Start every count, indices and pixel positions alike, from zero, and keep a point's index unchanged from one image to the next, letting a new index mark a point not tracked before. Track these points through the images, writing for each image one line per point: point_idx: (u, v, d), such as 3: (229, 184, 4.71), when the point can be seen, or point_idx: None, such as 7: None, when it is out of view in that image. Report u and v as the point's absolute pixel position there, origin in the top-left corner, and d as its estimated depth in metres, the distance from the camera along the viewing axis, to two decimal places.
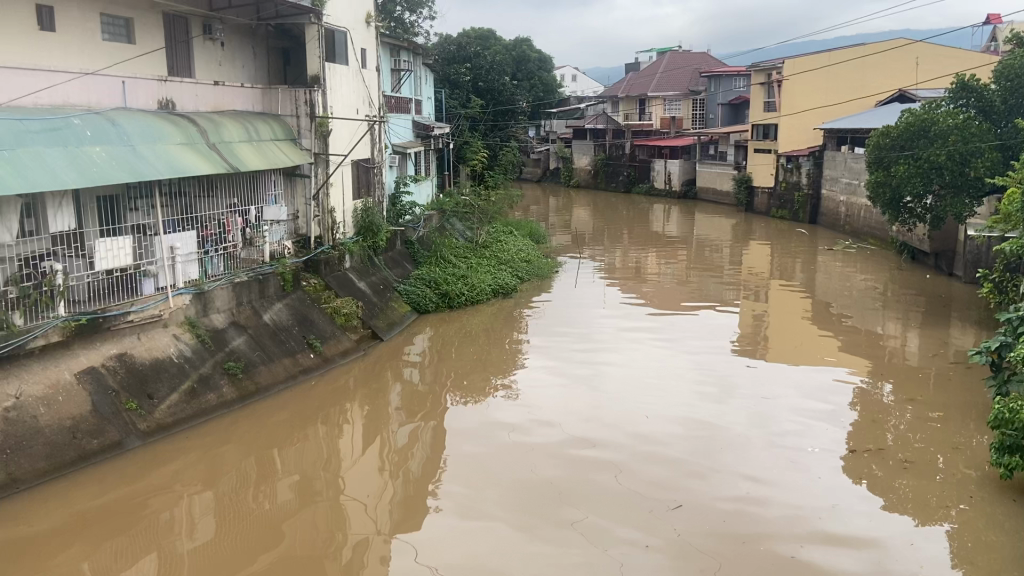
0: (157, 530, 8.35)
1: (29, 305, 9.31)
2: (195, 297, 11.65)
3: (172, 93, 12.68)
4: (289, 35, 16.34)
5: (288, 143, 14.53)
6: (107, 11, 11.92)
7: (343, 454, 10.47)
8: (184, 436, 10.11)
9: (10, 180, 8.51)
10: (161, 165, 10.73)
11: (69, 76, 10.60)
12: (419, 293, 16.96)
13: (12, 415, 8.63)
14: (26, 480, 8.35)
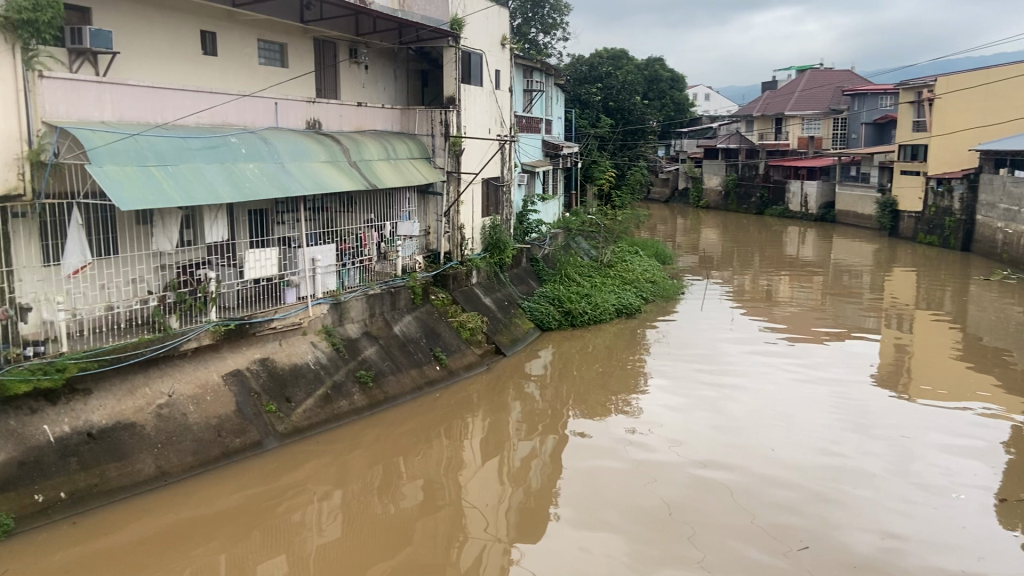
0: (289, 530, 8.76)
1: (184, 310, 10.09)
2: (332, 307, 12.23)
3: (319, 113, 13.31)
4: (428, 58, 16.96)
5: (423, 160, 15.06)
6: (264, 38, 12.79)
7: (464, 465, 10.60)
8: (318, 439, 10.61)
9: (173, 193, 9.25)
10: (307, 182, 11.36)
11: (229, 98, 11.38)
12: (542, 310, 17.09)
13: (164, 412, 9.37)
14: (175, 473, 8.99)
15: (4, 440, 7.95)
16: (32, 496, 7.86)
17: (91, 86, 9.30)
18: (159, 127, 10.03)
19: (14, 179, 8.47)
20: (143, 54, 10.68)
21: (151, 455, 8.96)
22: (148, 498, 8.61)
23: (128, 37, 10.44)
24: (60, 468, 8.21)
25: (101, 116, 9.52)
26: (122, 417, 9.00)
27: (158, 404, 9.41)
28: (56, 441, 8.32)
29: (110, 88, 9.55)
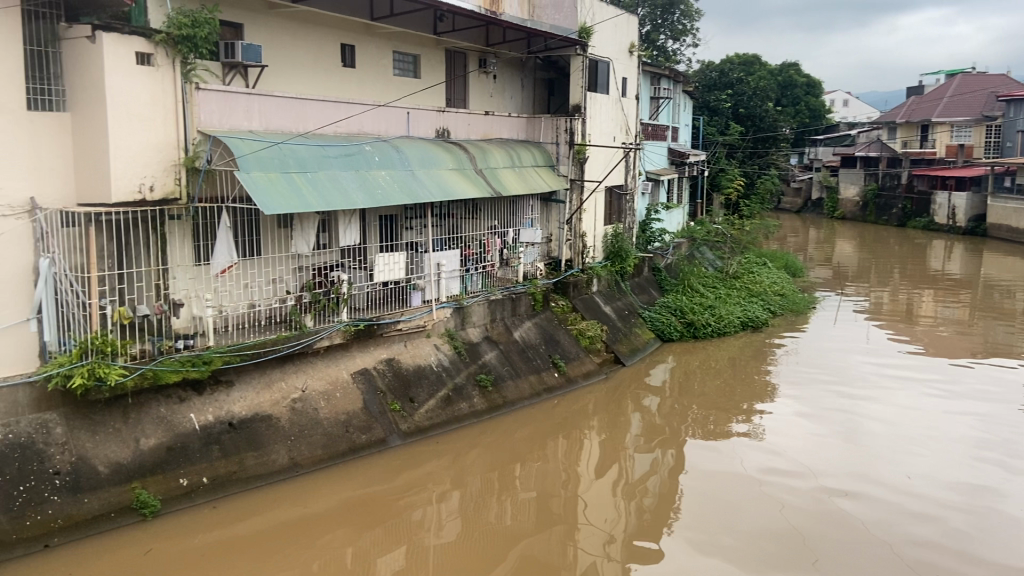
0: (409, 527, 8.99)
1: (318, 309, 10.60)
2: (455, 311, 12.51)
3: (448, 123, 13.57)
4: (555, 67, 17.05)
5: (547, 168, 15.18)
6: (398, 50, 13.29)
7: (581, 473, 10.54)
8: (439, 439, 10.86)
9: (311, 198, 9.73)
10: (435, 189, 11.67)
11: (366, 109, 11.81)
12: (664, 321, 16.81)
13: (298, 406, 9.89)
14: (306, 465, 9.45)
15: (155, 426, 8.70)
16: (178, 480, 8.51)
17: (240, 97, 9.93)
18: (300, 135, 10.58)
19: (171, 183, 9.21)
20: (288, 66, 11.32)
21: (285, 446, 9.46)
22: (280, 487, 9.09)
23: (276, 51, 11.10)
24: (204, 454, 8.83)
25: (249, 125, 10.16)
26: (259, 409, 9.57)
27: (292, 398, 9.93)
28: (201, 429, 8.97)
29: (258, 99, 10.16)
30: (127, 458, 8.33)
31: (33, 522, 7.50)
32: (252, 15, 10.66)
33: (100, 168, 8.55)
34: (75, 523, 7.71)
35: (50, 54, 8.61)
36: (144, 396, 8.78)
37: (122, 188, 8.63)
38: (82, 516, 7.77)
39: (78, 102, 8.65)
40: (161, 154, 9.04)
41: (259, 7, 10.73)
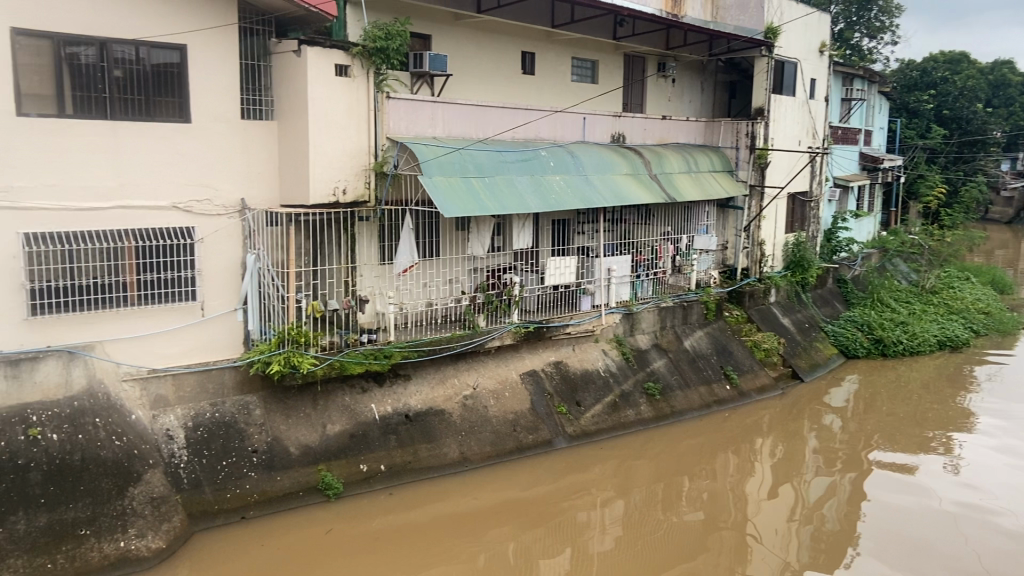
0: (573, 528, 9.05)
1: (491, 310, 10.89)
2: (625, 316, 12.44)
3: (624, 128, 13.41)
4: (738, 69, 16.48)
5: (725, 173, 14.74)
6: (577, 56, 13.42)
7: (752, 490, 10.14)
8: (605, 445, 10.86)
9: (489, 202, 10.02)
10: (609, 194, 11.65)
11: (543, 114, 11.92)
12: (848, 336, 15.80)
13: (469, 403, 10.27)
14: (475, 460, 9.80)
15: (339, 414, 9.38)
16: (358, 465, 9.11)
17: (427, 105, 10.36)
18: (480, 141, 10.89)
19: (362, 187, 9.78)
20: (472, 74, 11.74)
21: (456, 441, 9.86)
22: (450, 480, 9.47)
23: (461, 59, 11.54)
24: (382, 443, 9.41)
25: (433, 131, 10.55)
26: (434, 403, 10.05)
27: (463, 394, 10.33)
28: (380, 419, 9.57)
29: (443, 106, 10.56)
30: (315, 442, 9.05)
31: (232, 494, 8.33)
32: (441, 25, 11.15)
33: (300, 173, 9.28)
34: (268, 499, 8.47)
35: (263, 67, 9.49)
36: (331, 384, 9.50)
37: (319, 191, 9.28)
38: (274, 492, 8.52)
39: (283, 110, 9.43)
40: (353, 159, 9.62)
41: (447, 19, 11.21)
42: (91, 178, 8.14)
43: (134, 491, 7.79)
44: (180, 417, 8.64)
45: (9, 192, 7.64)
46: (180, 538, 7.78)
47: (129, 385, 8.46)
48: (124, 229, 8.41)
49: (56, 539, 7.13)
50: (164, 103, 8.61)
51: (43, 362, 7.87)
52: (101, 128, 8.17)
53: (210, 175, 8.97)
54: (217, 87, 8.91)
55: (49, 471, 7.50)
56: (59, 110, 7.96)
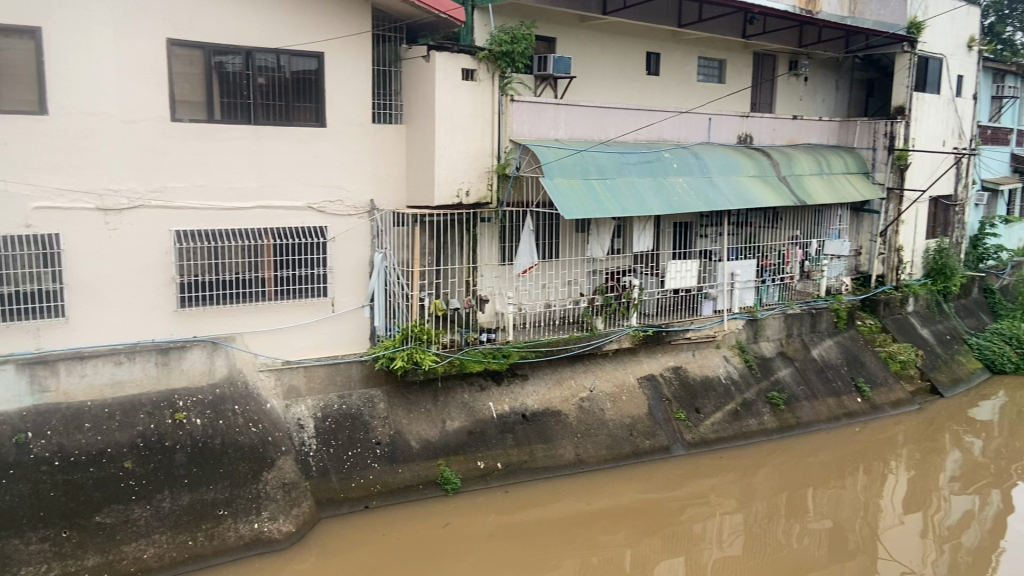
0: (689, 537, 8.92)
1: (609, 313, 10.81)
2: (748, 322, 12.13)
3: (752, 128, 13.02)
4: (876, 66, 15.68)
5: (860, 176, 14.04)
6: (704, 55, 13.16)
7: (882, 508, 9.66)
8: (723, 454, 10.66)
9: (608, 204, 9.99)
10: (733, 197, 11.34)
11: (668, 115, 11.69)
12: (995, 350, 14.71)
13: (586, 405, 10.31)
14: (591, 463, 9.85)
15: (459, 411, 9.62)
16: (476, 462, 9.33)
17: (551, 107, 10.40)
18: (601, 143, 10.80)
19: (484, 188, 9.93)
20: (595, 76, 11.72)
21: (572, 443, 9.93)
22: (566, 481, 9.57)
23: (584, 61, 11.54)
24: (499, 441, 9.59)
25: (555, 133, 10.55)
26: (550, 404, 10.13)
27: (580, 397, 10.36)
28: (498, 417, 9.74)
29: (566, 108, 10.56)
30: (435, 436, 9.33)
31: (357, 484, 8.70)
32: (565, 28, 11.20)
33: (426, 175, 9.52)
34: (390, 490, 8.80)
35: (393, 72, 9.81)
36: (452, 381, 9.73)
37: (443, 192, 9.48)
38: (396, 484, 8.86)
39: (412, 113, 9.69)
40: (477, 161, 9.78)
41: (572, 21, 11.23)
42: (235, 179, 8.67)
43: (268, 476, 8.24)
44: (311, 407, 9.07)
45: (163, 192, 8.25)
46: (309, 522, 8.19)
47: (265, 375, 8.93)
48: (264, 227, 8.90)
49: (197, 517, 7.64)
50: (302, 109, 9.05)
51: (189, 351, 8.46)
52: (245, 132, 8.69)
53: (342, 176, 9.36)
54: (351, 92, 9.29)
55: (193, 453, 8.04)
56: (208, 116, 8.51)
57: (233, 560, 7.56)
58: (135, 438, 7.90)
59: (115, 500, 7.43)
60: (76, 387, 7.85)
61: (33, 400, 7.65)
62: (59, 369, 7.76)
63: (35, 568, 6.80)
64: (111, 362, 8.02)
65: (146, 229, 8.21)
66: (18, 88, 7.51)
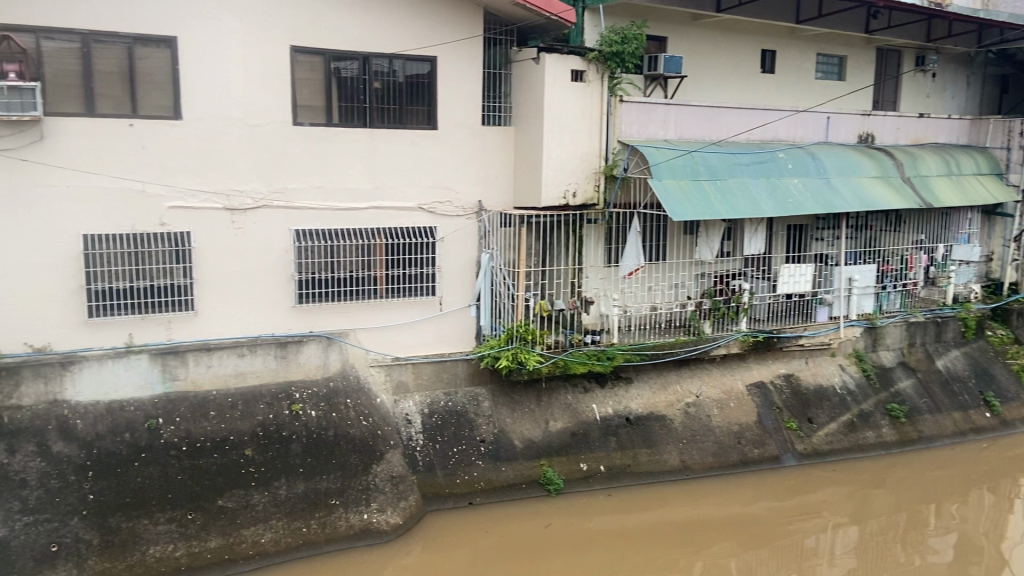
0: (799, 551, 8.63)
1: (716, 317, 10.51)
2: (867, 330, 11.65)
3: (873, 127, 12.43)
4: (1012, 60, 14.70)
5: (992, 176, 13.19)
6: (823, 52, 12.70)
7: (1011, 533, 9.08)
8: (836, 467, 10.29)
9: (719, 205, 9.80)
10: (852, 199, 10.88)
11: (783, 114, 11.31)
12: None
13: (692, 411, 10.16)
14: (696, 470, 9.70)
15: (562, 411, 9.64)
16: (579, 464, 9.34)
17: (661, 107, 10.26)
18: (713, 143, 10.56)
19: (591, 190, 9.88)
20: (706, 75, 11.51)
21: (677, 449, 9.80)
22: (670, 487, 9.47)
23: (695, 60, 11.35)
24: (602, 444, 9.56)
25: (665, 133, 10.40)
26: (655, 409, 10.04)
27: (686, 402, 10.23)
28: (601, 420, 9.72)
29: (677, 108, 10.39)
30: (538, 436, 9.39)
31: (462, 480, 8.85)
32: (675, 26, 11.04)
33: (534, 176, 9.53)
34: (494, 487, 8.91)
35: (503, 75, 9.91)
36: (556, 382, 9.75)
37: (550, 194, 9.50)
38: (500, 482, 8.95)
39: (520, 115, 9.75)
40: (584, 163, 9.74)
41: (684, 19, 11.07)
42: (350, 180, 8.97)
43: (377, 469, 8.47)
44: (418, 403, 9.29)
45: (284, 193, 8.63)
46: (415, 516, 8.39)
47: (375, 370, 9.21)
48: (376, 227, 9.17)
49: (311, 506, 7.95)
50: (415, 112, 9.28)
51: (306, 346, 8.80)
52: (360, 135, 8.98)
53: (452, 178, 9.52)
54: (462, 95, 9.44)
55: (308, 443, 8.37)
56: (326, 119, 8.86)
57: (344, 548, 7.86)
58: (255, 427, 8.29)
59: (236, 485, 7.83)
60: (202, 376, 8.32)
61: (164, 387, 8.15)
62: (188, 359, 8.23)
63: (164, 547, 7.23)
64: (234, 354, 8.45)
65: (268, 228, 8.60)
66: (155, 94, 8.01)
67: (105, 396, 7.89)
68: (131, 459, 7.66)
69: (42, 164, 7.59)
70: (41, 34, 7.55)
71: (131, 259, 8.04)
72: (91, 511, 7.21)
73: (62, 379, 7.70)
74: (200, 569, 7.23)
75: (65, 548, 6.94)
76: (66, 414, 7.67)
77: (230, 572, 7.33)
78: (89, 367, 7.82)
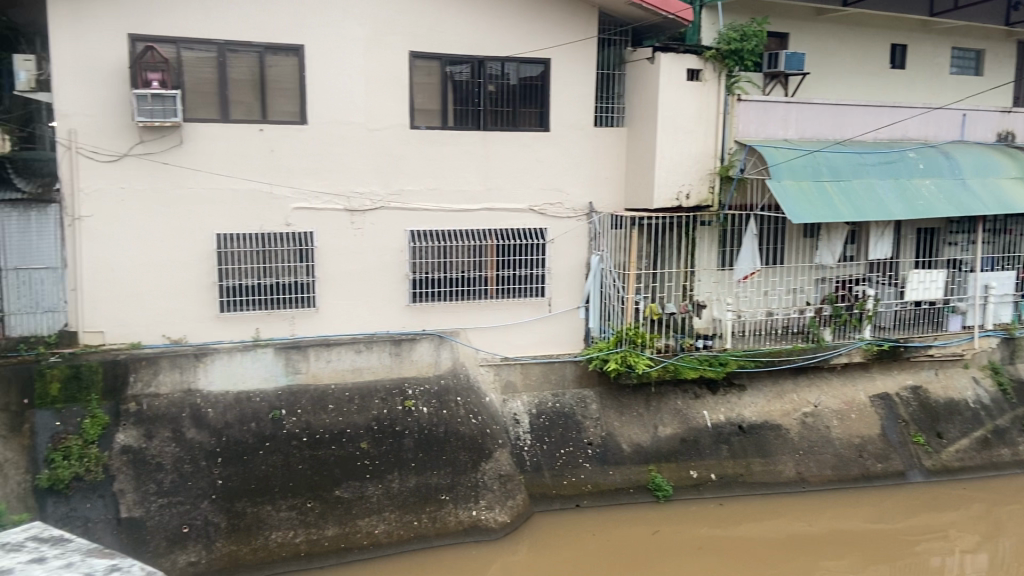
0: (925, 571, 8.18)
1: (838, 324, 10.11)
2: (1004, 341, 10.99)
3: (1014, 125, 11.56)
4: None
5: None
6: (958, 46, 12.00)
7: None
8: (967, 486, 9.74)
9: (843, 207, 9.40)
10: (990, 202, 10.23)
11: (914, 112, 10.67)
12: None
13: (810, 421, 9.82)
14: (813, 483, 9.38)
15: (672, 417, 9.50)
16: (689, 471, 9.18)
17: (781, 105, 9.88)
18: (836, 142, 10.12)
19: (705, 191, 9.65)
20: (829, 72, 11.07)
21: (793, 459, 9.50)
22: (785, 498, 9.17)
23: (818, 56, 10.92)
24: (713, 452, 9.37)
25: (785, 133, 10.02)
26: (771, 417, 9.75)
27: (803, 412, 9.88)
28: (713, 427, 9.53)
29: (798, 107, 9.97)
30: (646, 441, 9.29)
31: (569, 482, 8.86)
32: (797, 22, 10.69)
33: (646, 177, 9.38)
34: (601, 491, 8.89)
35: (616, 76, 9.83)
36: (665, 387, 9.60)
37: (662, 195, 9.32)
38: (607, 485, 8.93)
39: (634, 116, 9.64)
40: (699, 163, 9.53)
41: (807, 15, 10.70)
42: (464, 182, 9.11)
43: (486, 467, 8.58)
44: (526, 404, 9.35)
45: (401, 195, 8.86)
46: (523, 515, 8.44)
47: (485, 370, 9.34)
48: (488, 228, 9.28)
49: (422, 500, 8.14)
50: (528, 114, 9.35)
51: (419, 343, 8.99)
52: (475, 138, 9.11)
53: (563, 180, 9.52)
54: (576, 96, 9.42)
55: (420, 438, 8.56)
56: (442, 122, 9.03)
57: (453, 543, 8.01)
58: (370, 421, 8.55)
59: (352, 476, 8.10)
60: (322, 370, 8.64)
61: (288, 380, 8.52)
62: (309, 354, 8.57)
63: (285, 533, 7.56)
64: (351, 350, 8.73)
65: (385, 229, 8.86)
66: (283, 101, 8.40)
67: (233, 386, 8.31)
68: (257, 447, 8.03)
69: (181, 168, 8.08)
70: (182, 45, 8.03)
71: (258, 257, 8.45)
72: (220, 495, 7.61)
73: (196, 369, 8.16)
74: (318, 556, 7.53)
75: (195, 530, 7.37)
76: (198, 402, 8.13)
77: (346, 560, 7.60)
78: (219, 359, 8.24)
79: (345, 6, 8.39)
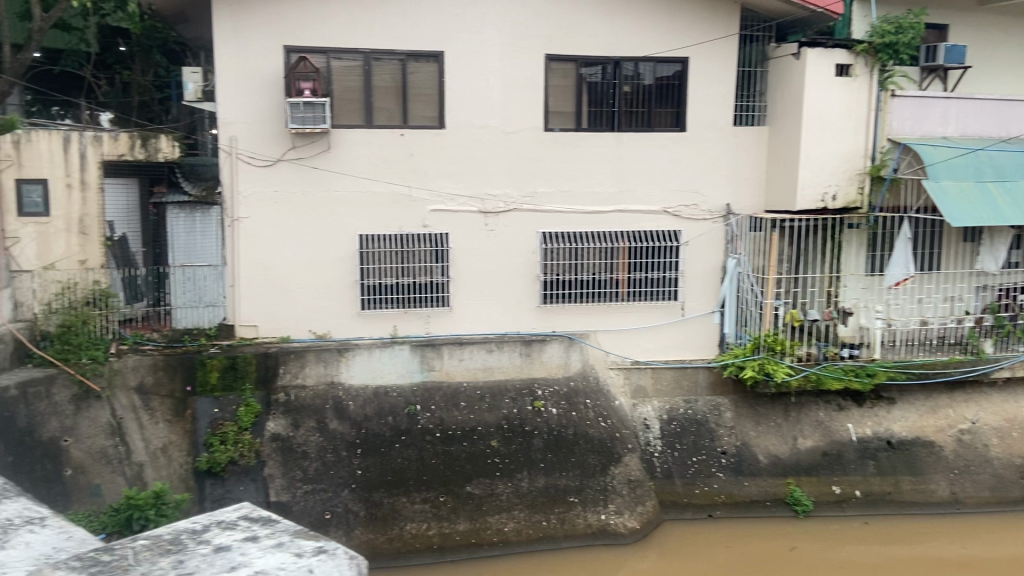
0: None
1: (1000, 335, 9.38)
2: None
3: None
4: None
5: None
6: None
7: None
8: None
9: (1007, 211, 8.72)
10: None
11: None
12: None
13: (967, 438, 9.26)
14: (971, 504, 8.91)
15: (813, 429, 9.07)
16: (831, 486, 8.84)
17: (939, 100, 9.19)
18: (1001, 141, 9.33)
19: (854, 193, 9.09)
20: (993, 63, 10.25)
21: (947, 478, 9.02)
22: (938, 518, 8.75)
23: (980, 47, 10.14)
24: (859, 467, 8.97)
25: (943, 132, 9.33)
26: (922, 434, 9.19)
27: (959, 429, 9.28)
28: (858, 441, 9.06)
29: (959, 101, 9.23)
30: (785, 454, 8.96)
31: (701, 492, 8.72)
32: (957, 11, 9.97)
33: (789, 178, 9.00)
34: (734, 502, 8.70)
35: (757, 73, 9.52)
36: (806, 398, 9.15)
37: (806, 196, 8.88)
38: (741, 497, 8.72)
39: (775, 114, 9.28)
40: (847, 163, 9.02)
41: (970, 3, 9.97)
42: (597, 184, 9.07)
43: (615, 471, 8.51)
44: (657, 409, 9.16)
45: (534, 197, 8.94)
46: (652, 522, 8.38)
47: (615, 373, 9.27)
48: (621, 230, 9.19)
49: (551, 500, 8.21)
50: (664, 114, 9.20)
51: (549, 345, 9.01)
52: (609, 139, 9.05)
53: (700, 181, 9.29)
54: (714, 96, 9.17)
55: (549, 439, 8.58)
56: (577, 124, 9.04)
57: (582, 545, 8.04)
58: (500, 420, 8.64)
59: (483, 473, 8.24)
60: (455, 368, 8.80)
61: (423, 376, 8.74)
62: (443, 352, 8.76)
63: (419, 525, 7.83)
64: (483, 349, 8.85)
65: (519, 230, 8.97)
66: (424, 106, 8.66)
67: (372, 381, 8.60)
68: (393, 440, 8.29)
69: (329, 172, 8.49)
70: (332, 55, 8.42)
71: (397, 257, 8.75)
72: (359, 484, 7.95)
73: (339, 363, 8.49)
74: (451, 550, 7.78)
75: (337, 517, 7.77)
76: (340, 395, 8.46)
77: (477, 555, 7.82)
78: (360, 355, 8.55)
79: (484, 13, 8.55)
